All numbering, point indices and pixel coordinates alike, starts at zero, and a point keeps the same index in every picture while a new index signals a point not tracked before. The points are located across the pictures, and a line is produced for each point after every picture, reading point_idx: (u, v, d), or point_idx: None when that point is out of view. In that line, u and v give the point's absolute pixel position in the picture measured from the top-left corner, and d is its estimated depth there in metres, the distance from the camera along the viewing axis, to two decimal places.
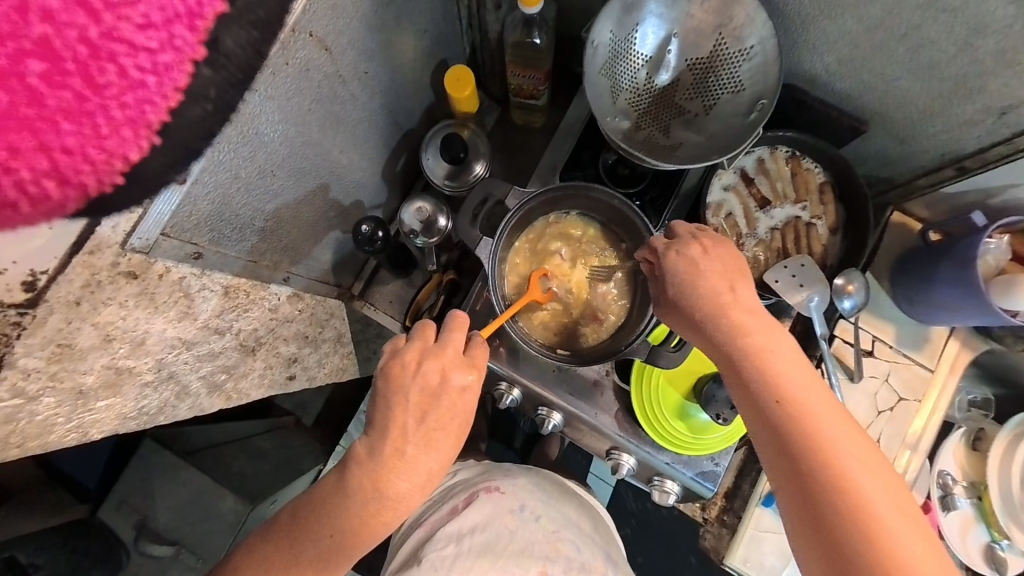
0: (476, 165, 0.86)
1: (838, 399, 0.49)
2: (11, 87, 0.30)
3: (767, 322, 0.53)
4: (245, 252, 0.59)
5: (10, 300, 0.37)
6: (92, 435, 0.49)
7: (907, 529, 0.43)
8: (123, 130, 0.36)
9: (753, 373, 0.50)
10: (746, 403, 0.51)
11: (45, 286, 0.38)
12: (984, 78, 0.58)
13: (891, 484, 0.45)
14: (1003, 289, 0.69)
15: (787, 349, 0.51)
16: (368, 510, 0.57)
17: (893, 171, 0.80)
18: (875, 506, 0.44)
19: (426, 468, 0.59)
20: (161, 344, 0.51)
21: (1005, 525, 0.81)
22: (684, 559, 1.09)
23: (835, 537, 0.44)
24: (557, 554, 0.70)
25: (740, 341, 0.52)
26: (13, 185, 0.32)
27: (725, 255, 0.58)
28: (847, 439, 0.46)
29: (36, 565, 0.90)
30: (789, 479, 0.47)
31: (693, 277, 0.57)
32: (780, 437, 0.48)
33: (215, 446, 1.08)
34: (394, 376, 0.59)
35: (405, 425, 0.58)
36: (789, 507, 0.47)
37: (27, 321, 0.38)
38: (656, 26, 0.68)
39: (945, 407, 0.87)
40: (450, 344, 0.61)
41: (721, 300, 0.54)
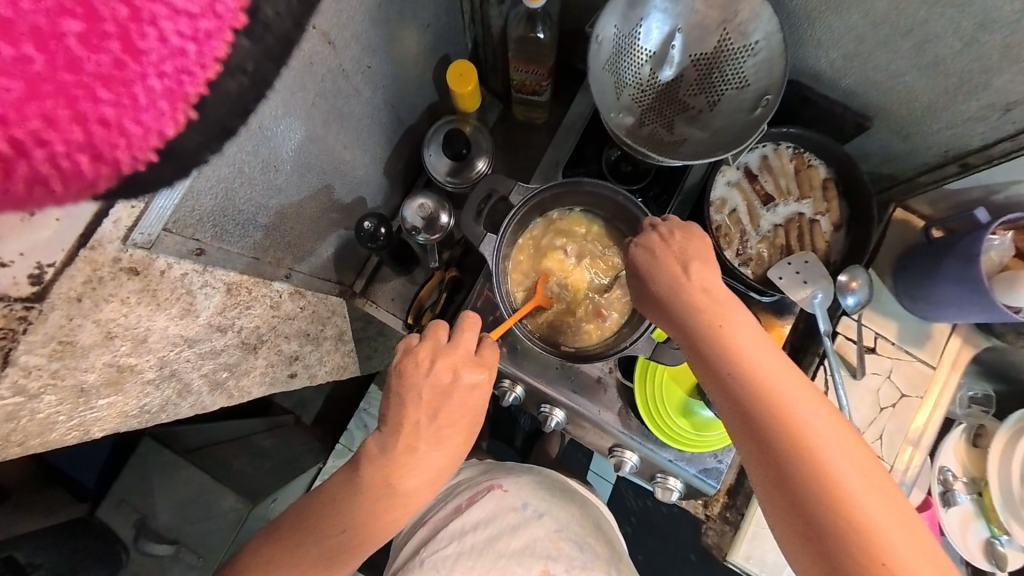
0: (479, 162, 0.86)
1: (806, 382, 0.48)
2: (49, 49, 0.25)
3: (729, 302, 0.53)
4: (247, 248, 0.59)
5: (17, 294, 0.36)
6: (93, 434, 0.48)
7: (877, 500, 0.43)
8: (160, 102, 0.29)
9: (715, 354, 0.50)
10: (711, 385, 0.51)
11: (51, 279, 0.37)
12: (989, 74, 0.58)
13: (862, 456, 0.45)
14: (1006, 285, 0.69)
15: (748, 327, 0.51)
16: (380, 505, 0.58)
17: (895, 167, 0.80)
18: (843, 480, 0.43)
19: (435, 464, 0.60)
20: (163, 341, 0.51)
21: (1005, 520, 0.81)
22: (684, 556, 1.10)
23: (807, 513, 0.44)
24: (558, 552, 0.69)
25: (702, 322, 0.52)
26: (45, 160, 0.27)
27: (688, 236, 0.58)
28: (813, 414, 0.46)
29: (36, 564, 0.89)
30: (758, 459, 0.47)
31: (656, 261, 0.57)
32: (746, 417, 0.47)
33: (215, 445, 1.07)
34: (406, 374, 0.59)
35: (417, 423, 0.58)
36: (762, 492, 0.47)
37: (33, 317, 0.37)
38: (660, 21, 0.67)
39: (947, 404, 0.87)
40: (461, 344, 0.60)
41: (683, 283, 0.54)
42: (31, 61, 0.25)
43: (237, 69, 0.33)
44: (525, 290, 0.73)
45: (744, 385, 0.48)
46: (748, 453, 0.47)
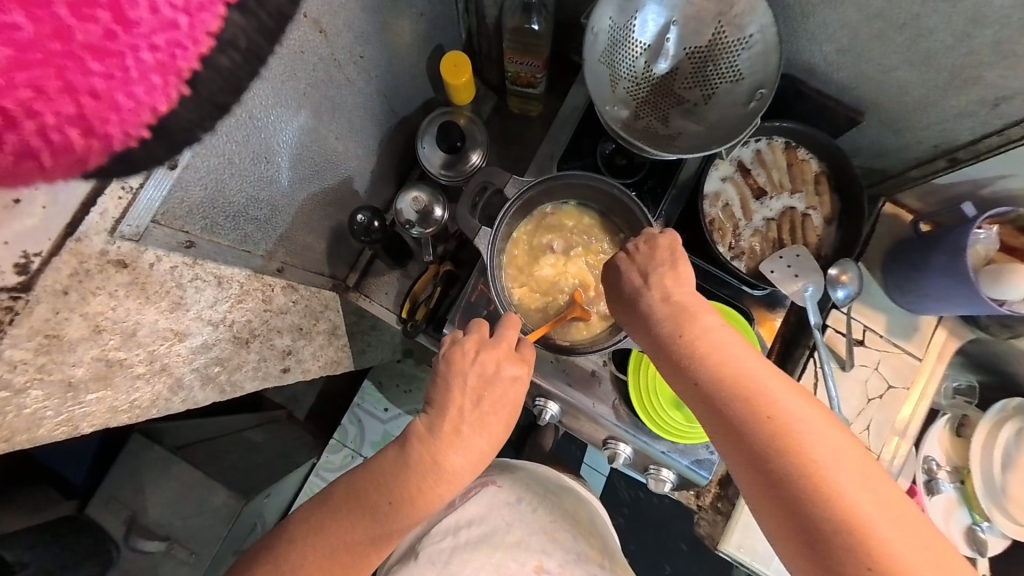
0: (473, 155, 0.85)
1: (788, 384, 0.48)
2: (36, 14, 0.24)
3: (696, 308, 0.53)
4: (238, 241, 0.58)
5: (1, 284, 0.36)
6: (82, 429, 0.47)
7: (869, 492, 0.43)
8: (151, 76, 0.27)
9: (691, 365, 0.50)
10: (691, 397, 0.50)
11: (37, 269, 0.38)
12: (979, 68, 0.58)
13: (847, 449, 0.45)
14: (993, 278, 0.70)
15: (718, 332, 0.51)
16: (426, 483, 0.57)
17: (886, 162, 0.81)
18: (833, 478, 0.43)
19: (479, 449, 0.60)
20: (153, 335, 0.50)
21: (988, 507, 0.85)
22: (676, 545, 1.13)
23: (804, 518, 0.43)
24: (554, 546, 0.70)
25: (674, 335, 0.51)
26: (36, 132, 0.26)
27: (655, 244, 0.58)
28: (795, 415, 0.46)
29: (23, 562, 0.88)
30: (747, 469, 0.46)
31: (623, 271, 0.57)
32: (731, 427, 0.47)
33: (209, 440, 1.07)
34: (454, 360, 0.60)
35: (462, 408, 0.59)
36: (763, 507, 0.46)
37: (20, 306, 0.38)
38: (656, 13, 0.67)
39: (933, 395, 0.89)
40: (504, 340, 0.62)
41: (648, 290, 0.55)
42: (20, 29, 0.24)
43: (228, 41, 0.28)
44: (519, 284, 0.73)
45: (723, 393, 0.48)
46: (738, 465, 0.47)
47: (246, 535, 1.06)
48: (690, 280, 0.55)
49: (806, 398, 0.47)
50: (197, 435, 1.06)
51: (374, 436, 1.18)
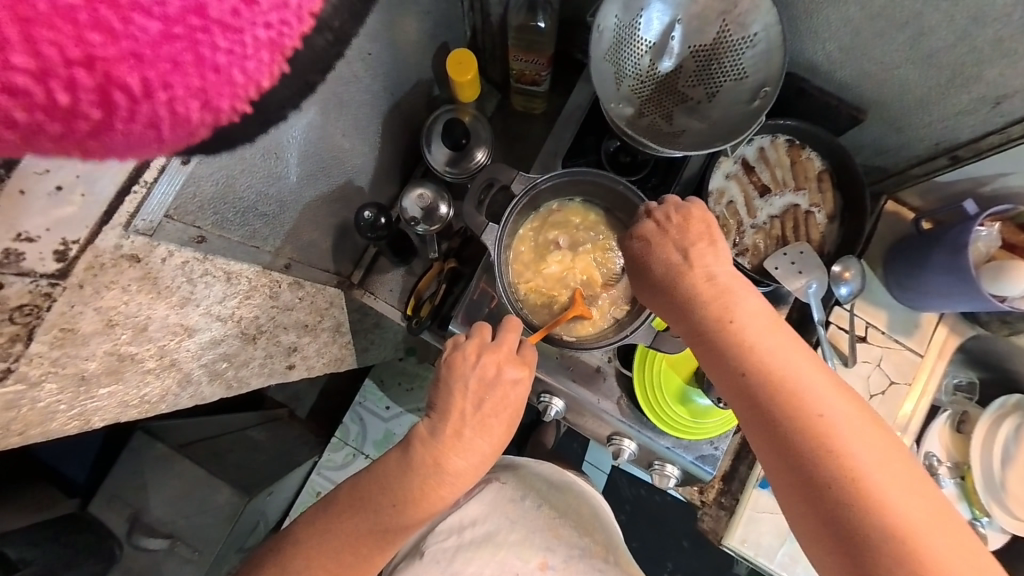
0: (477, 152, 0.85)
1: (821, 366, 0.48)
2: None
3: (733, 287, 0.53)
4: (247, 237, 0.58)
5: (42, 270, 0.37)
6: (94, 424, 0.48)
7: (891, 475, 0.44)
8: None
9: (728, 351, 0.50)
10: (725, 383, 0.51)
11: (76, 255, 0.38)
12: (981, 67, 0.59)
13: (880, 443, 0.45)
14: (993, 275, 0.71)
15: (757, 317, 0.51)
16: (427, 485, 0.58)
17: (888, 160, 0.81)
18: (858, 460, 0.44)
19: (481, 451, 0.60)
20: (163, 330, 0.50)
21: (988, 502, 0.86)
22: (678, 543, 1.14)
23: (832, 508, 0.44)
24: (557, 543, 0.71)
25: (709, 311, 0.52)
26: None
27: (687, 215, 0.58)
28: (826, 397, 0.46)
29: (26, 560, 0.86)
30: (772, 447, 0.47)
31: (657, 251, 0.57)
32: (766, 415, 0.47)
33: (210, 438, 1.06)
34: (455, 365, 0.60)
35: (463, 411, 0.59)
36: (785, 485, 0.47)
37: (58, 293, 0.39)
38: (661, 12, 0.67)
39: (933, 391, 0.90)
40: (505, 343, 0.62)
41: (687, 267, 0.54)
42: None
43: None
44: (525, 280, 0.74)
45: (760, 381, 0.48)
46: (769, 453, 0.48)
47: (247, 533, 1.06)
48: (727, 259, 0.55)
49: (836, 381, 0.48)
50: (198, 434, 1.05)
51: (377, 434, 1.19)
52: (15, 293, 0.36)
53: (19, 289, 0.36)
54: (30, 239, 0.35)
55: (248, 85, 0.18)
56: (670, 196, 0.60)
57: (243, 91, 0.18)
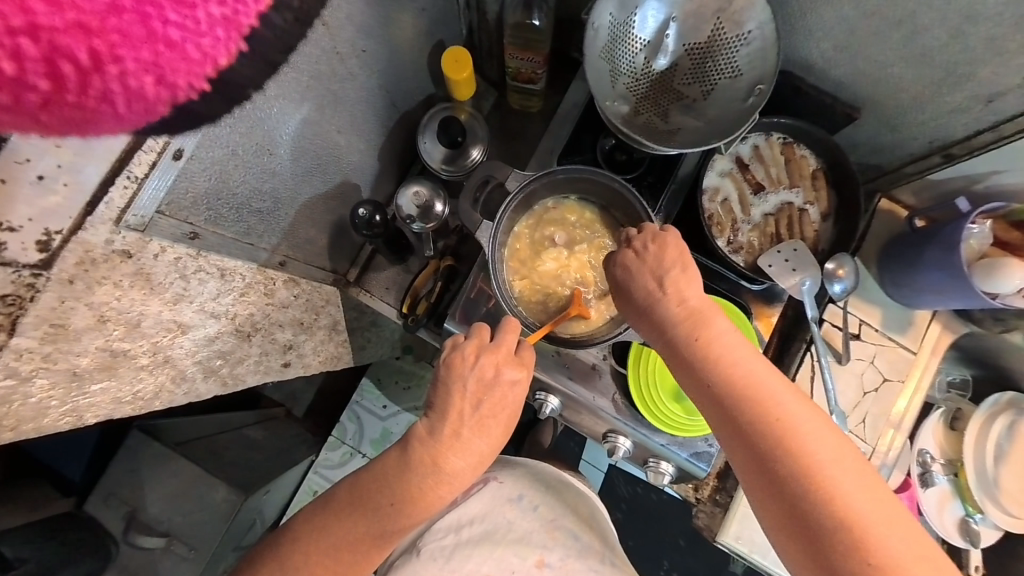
0: (474, 150, 0.85)
1: (798, 391, 0.48)
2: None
3: (709, 312, 0.52)
4: (241, 233, 0.58)
5: (25, 261, 0.36)
6: (87, 420, 0.48)
7: (872, 501, 0.43)
8: (216, 32, 0.38)
9: (702, 369, 0.50)
10: (700, 401, 0.50)
11: (59, 247, 0.38)
12: (973, 65, 0.59)
13: (857, 465, 0.45)
14: (986, 272, 0.71)
15: (732, 340, 0.50)
16: (426, 484, 0.58)
17: (882, 158, 0.82)
18: (838, 488, 0.44)
19: (478, 451, 0.60)
20: (156, 326, 0.50)
21: (981, 499, 0.87)
22: (674, 541, 1.14)
23: (809, 526, 0.44)
24: (554, 543, 0.71)
25: (687, 340, 0.51)
26: (118, 76, 0.34)
27: (662, 242, 0.56)
28: (804, 424, 0.46)
29: (21, 558, 0.86)
30: (755, 476, 0.46)
31: (633, 273, 0.56)
32: (740, 433, 0.47)
33: (205, 437, 1.06)
34: (454, 365, 0.60)
35: (462, 412, 0.59)
36: (769, 514, 0.46)
37: (42, 283, 0.38)
38: (656, 10, 0.68)
39: (927, 388, 0.90)
40: (504, 344, 0.62)
41: (663, 293, 0.53)
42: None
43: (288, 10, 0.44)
44: (521, 278, 0.74)
45: (735, 401, 0.48)
46: (745, 471, 0.47)
47: (245, 531, 1.06)
48: (700, 282, 0.54)
49: (814, 407, 0.48)
50: (196, 433, 1.05)
51: (374, 433, 1.19)
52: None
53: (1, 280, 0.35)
54: (11, 229, 0.35)
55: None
56: (646, 223, 0.59)
57: (186, 76, 0.38)
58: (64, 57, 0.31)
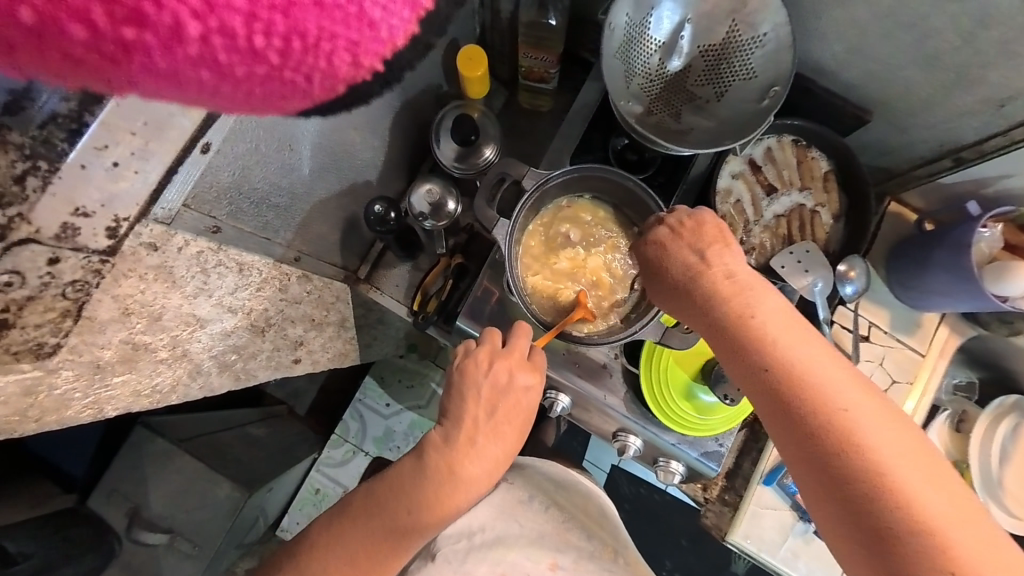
0: (486, 149, 0.86)
1: (847, 365, 0.47)
2: None
3: (752, 286, 0.52)
4: (259, 228, 0.58)
5: (94, 247, 0.38)
6: (106, 413, 0.48)
7: (927, 479, 0.42)
8: None
9: (751, 349, 0.49)
10: (749, 384, 0.50)
11: (125, 233, 0.39)
12: (986, 69, 0.60)
13: (911, 443, 0.43)
14: (996, 275, 0.72)
15: (777, 312, 0.50)
16: (442, 492, 0.57)
17: (892, 160, 0.82)
18: (890, 464, 0.42)
19: (493, 455, 0.60)
20: (176, 320, 0.50)
21: (986, 500, 0.87)
22: (676, 541, 1.15)
23: (866, 512, 0.42)
24: (566, 544, 0.71)
25: (731, 314, 0.51)
26: None
27: (699, 221, 0.58)
28: (853, 398, 0.45)
29: (25, 553, 0.86)
30: (799, 451, 0.46)
31: (671, 251, 0.57)
32: (792, 416, 0.46)
33: (207, 433, 1.04)
34: (468, 371, 0.61)
35: (476, 419, 0.60)
36: (817, 492, 0.45)
37: (107, 270, 0.40)
38: (671, 11, 0.68)
39: (934, 390, 0.91)
40: (516, 348, 0.63)
41: (705, 269, 0.54)
42: None
43: None
44: (534, 276, 0.74)
45: (782, 373, 0.47)
46: (796, 456, 0.46)
47: (248, 528, 1.06)
48: (742, 259, 0.55)
49: (865, 383, 0.47)
50: (198, 429, 1.04)
51: (377, 431, 1.20)
52: (70, 267, 0.37)
53: (73, 265, 0.37)
54: (86, 215, 0.36)
55: (389, 43, 0.21)
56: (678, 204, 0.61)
57: None
58: None
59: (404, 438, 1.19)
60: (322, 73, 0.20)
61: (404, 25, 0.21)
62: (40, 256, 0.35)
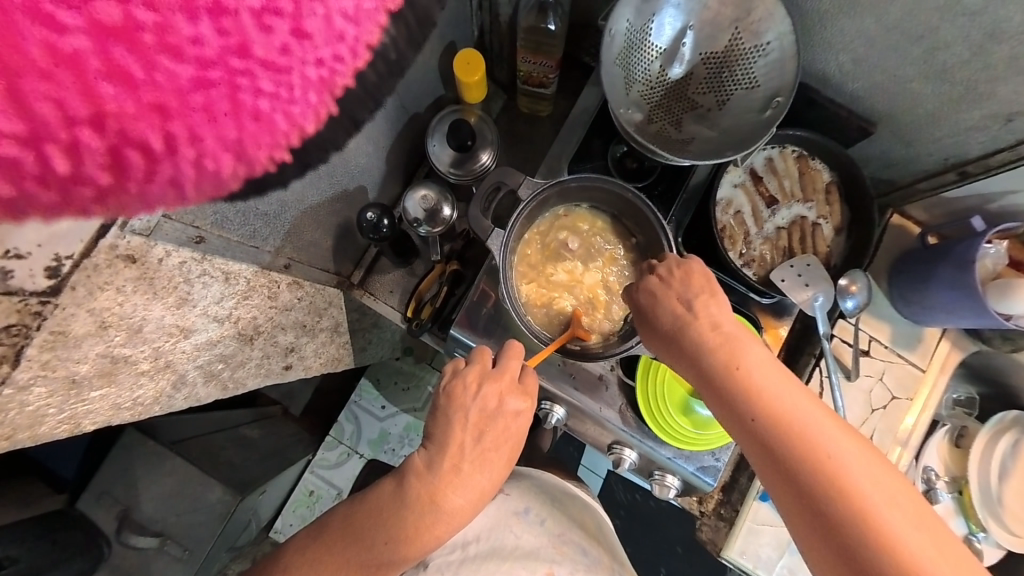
0: (483, 154, 0.85)
1: (839, 417, 0.46)
2: (224, 29, 0.36)
3: (740, 336, 0.51)
4: (246, 236, 0.56)
5: (32, 288, 0.37)
6: (84, 427, 0.47)
7: (927, 539, 0.40)
8: (310, 94, 0.46)
9: (738, 398, 0.48)
10: (737, 433, 0.49)
11: (67, 271, 0.38)
12: (993, 84, 0.58)
13: (908, 499, 0.42)
14: (1000, 293, 0.71)
15: (766, 364, 0.49)
16: (423, 522, 0.56)
17: (895, 173, 0.81)
18: (888, 524, 0.41)
19: (479, 485, 0.59)
20: (158, 331, 0.50)
21: (983, 516, 0.86)
22: (672, 548, 1.14)
23: (862, 568, 0.41)
24: (563, 557, 0.69)
25: (719, 366, 0.50)
26: (189, 155, 0.39)
27: (687, 269, 0.57)
28: (847, 455, 0.43)
29: (13, 557, 0.84)
30: (795, 510, 0.44)
31: (658, 298, 0.56)
32: (782, 466, 0.45)
33: (201, 436, 1.03)
34: (455, 396, 0.60)
35: (462, 444, 0.59)
36: (817, 554, 0.43)
37: (48, 311, 0.39)
38: (673, 18, 0.67)
39: (934, 406, 0.90)
40: (507, 371, 0.61)
41: (693, 319, 0.53)
42: (206, 45, 0.35)
43: None
44: (529, 285, 0.72)
45: (772, 429, 0.46)
46: (790, 509, 0.45)
47: (240, 531, 1.05)
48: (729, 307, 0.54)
49: (860, 435, 0.45)
50: (193, 430, 1.03)
51: (371, 434, 1.19)
52: (3, 312, 0.36)
53: (7, 308, 0.36)
54: (19, 256, 0.34)
55: (294, 132, 0.48)
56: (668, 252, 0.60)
57: (286, 139, 0.48)
58: (129, 144, 0.35)
59: (399, 441, 1.18)
60: (169, 177, 0.39)
61: (311, 115, 0.49)
62: None
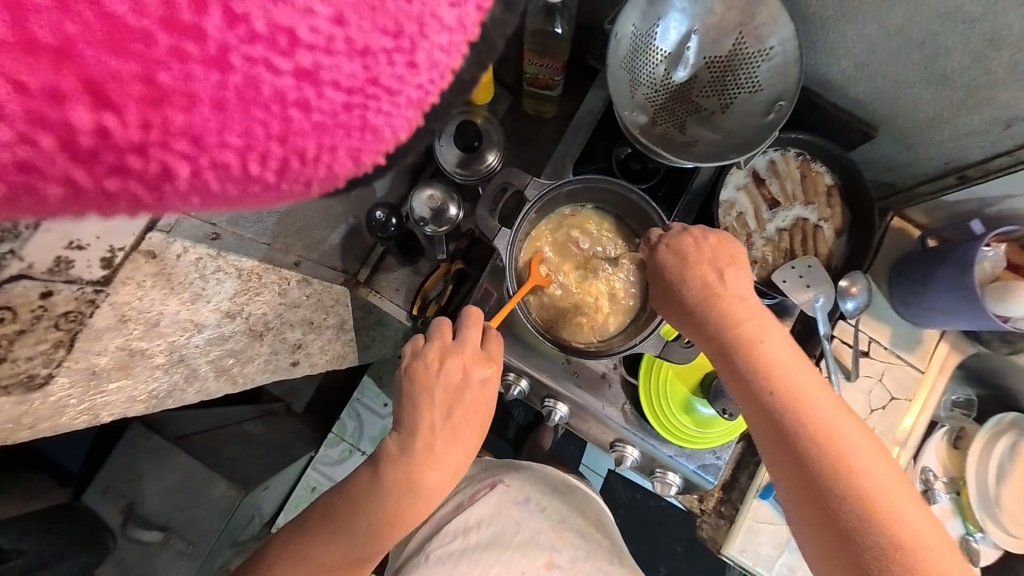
0: (489, 155, 0.86)
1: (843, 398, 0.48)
2: None
3: (757, 311, 0.52)
4: (259, 234, 0.55)
5: (88, 278, 0.40)
6: (103, 418, 0.49)
7: (918, 518, 0.42)
8: None
9: (753, 373, 0.49)
10: (744, 403, 0.50)
11: (119, 261, 0.41)
12: (994, 89, 0.59)
13: (902, 481, 0.44)
14: (998, 295, 0.72)
15: (781, 341, 0.51)
16: (403, 503, 0.58)
17: (895, 176, 0.82)
18: (882, 501, 0.42)
19: (455, 461, 0.60)
20: (173, 326, 0.51)
21: (982, 518, 0.88)
22: (671, 547, 1.15)
23: (854, 541, 0.42)
24: (563, 543, 0.70)
25: (735, 337, 0.51)
26: None
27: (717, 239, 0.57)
28: (847, 432, 0.45)
29: (19, 550, 0.84)
30: (794, 480, 0.46)
31: (679, 266, 0.56)
32: (786, 437, 0.46)
33: (207, 432, 1.04)
34: (418, 377, 0.60)
35: (433, 424, 0.59)
36: (809, 525, 0.45)
37: (100, 300, 0.42)
38: (678, 22, 0.68)
39: (933, 407, 0.91)
40: (468, 342, 0.61)
41: (716, 289, 0.54)
42: None
43: None
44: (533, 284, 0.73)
45: (781, 401, 0.47)
46: (788, 479, 0.46)
47: (243, 525, 1.06)
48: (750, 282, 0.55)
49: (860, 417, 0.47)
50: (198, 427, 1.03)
51: (374, 431, 1.20)
52: (62, 301, 0.39)
53: (66, 297, 0.39)
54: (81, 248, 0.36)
55: None
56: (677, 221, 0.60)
57: None
58: None
59: None
60: None
61: None
62: (33, 289, 0.37)
